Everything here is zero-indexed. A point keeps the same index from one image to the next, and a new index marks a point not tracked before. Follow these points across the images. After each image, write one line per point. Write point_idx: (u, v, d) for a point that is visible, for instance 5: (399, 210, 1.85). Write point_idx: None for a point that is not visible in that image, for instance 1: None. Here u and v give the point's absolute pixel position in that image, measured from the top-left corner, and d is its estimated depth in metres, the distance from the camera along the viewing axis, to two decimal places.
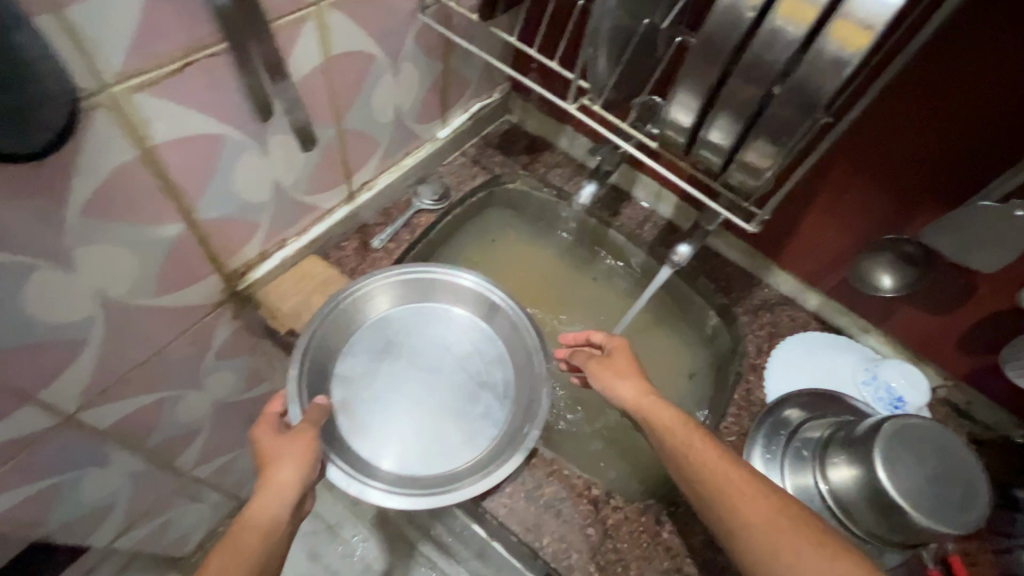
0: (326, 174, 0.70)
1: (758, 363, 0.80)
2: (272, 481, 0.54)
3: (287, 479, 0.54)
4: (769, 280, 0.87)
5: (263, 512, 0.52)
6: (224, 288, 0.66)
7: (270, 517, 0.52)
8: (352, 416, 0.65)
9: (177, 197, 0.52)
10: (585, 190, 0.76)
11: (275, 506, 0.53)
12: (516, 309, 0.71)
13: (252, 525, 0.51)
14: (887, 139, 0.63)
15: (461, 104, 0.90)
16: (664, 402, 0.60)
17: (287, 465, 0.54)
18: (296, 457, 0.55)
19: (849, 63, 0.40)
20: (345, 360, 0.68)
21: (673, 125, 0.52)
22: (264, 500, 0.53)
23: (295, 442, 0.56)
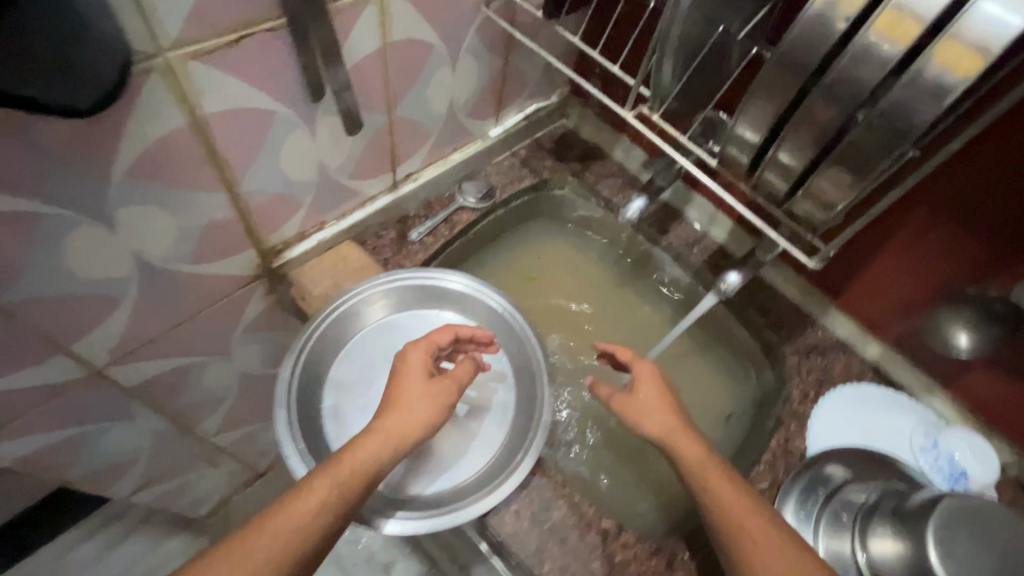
0: (372, 160, 0.69)
1: (801, 411, 0.74)
2: (389, 430, 0.54)
3: (405, 435, 0.54)
4: (825, 321, 0.81)
5: (372, 457, 0.52)
6: (259, 264, 0.66)
7: (372, 465, 0.51)
8: (339, 426, 0.63)
9: (223, 168, 0.52)
10: (633, 204, 0.72)
11: (384, 454, 0.52)
12: (518, 320, 0.69)
13: (359, 465, 0.50)
14: (983, 183, 0.57)
15: (517, 104, 0.88)
16: (694, 438, 0.56)
17: (416, 420, 0.55)
18: (434, 405, 0.56)
19: (952, 91, 0.35)
20: (340, 365, 0.66)
21: (739, 141, 0.48)
22: (375, 445, 0.52)
23: (432, 403, 0.57)
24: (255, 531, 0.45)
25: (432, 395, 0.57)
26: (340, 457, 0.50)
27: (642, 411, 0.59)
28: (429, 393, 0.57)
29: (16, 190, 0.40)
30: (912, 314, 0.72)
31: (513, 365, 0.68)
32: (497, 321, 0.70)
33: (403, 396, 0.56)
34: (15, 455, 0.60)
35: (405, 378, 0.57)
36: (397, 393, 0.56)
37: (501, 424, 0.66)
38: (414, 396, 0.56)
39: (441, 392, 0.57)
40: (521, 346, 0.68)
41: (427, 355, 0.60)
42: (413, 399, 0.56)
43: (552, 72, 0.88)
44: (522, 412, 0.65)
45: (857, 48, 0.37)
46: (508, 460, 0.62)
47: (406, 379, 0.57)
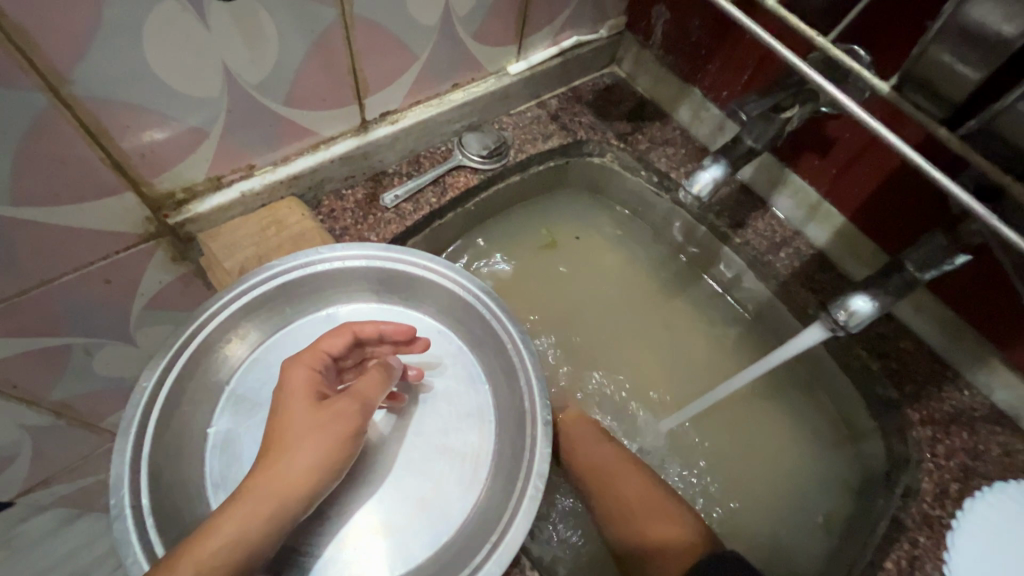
0: (322, 83, 0.48)
1: (935, 517, 0.48)
2: (262, 493, 0.35)
3: (287, 491, 0.36)
4: (977, 379, 0.54)
5: (232, 542, 0.34)
6: (150, 219, 0.47)
7: (230, 548, 0.34)
8: (225, 469, 0.42)
9: (24, 49, 0.32)
10: (704, 173, 0.47)
11: (254, 530, 0.34)
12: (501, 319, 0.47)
13: (205, 562, 0.33)
14: None
15: (550, 32, 0.64)
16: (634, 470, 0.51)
17: (301, 473, 0.36)
18: (327, 449, 0.37)
19: None
20: (244, 374, 0.45)
21: (967, 40, 0.28)
22: (234, 523, 0.34)
23: (326, 444, 0.37)
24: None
25: (324, 431, 0.37)
26: (180, 555, 0.33)
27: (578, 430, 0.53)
28: (320, 426, 0.37)
29: None
30: None
31: (499, 400, 0.47)
32: (481, 334, 0.48)
33: (281, 435, 0.37)
34: None
35: (285, 410, 0.38)
36: (278, 434, 0.37)
37: (472, 486, 0.44)
38: (296, 435, 0.37)
39: (341, 421, 0.38)
40: (511, 375, 0.46)
41: (316, 369, 0.40)
42: (294, 440, 0.37)
43: None
44: (500, 475, 0.43)
45: None
46: (470, 548, 0.40)
47: (286, 411, 0.38)
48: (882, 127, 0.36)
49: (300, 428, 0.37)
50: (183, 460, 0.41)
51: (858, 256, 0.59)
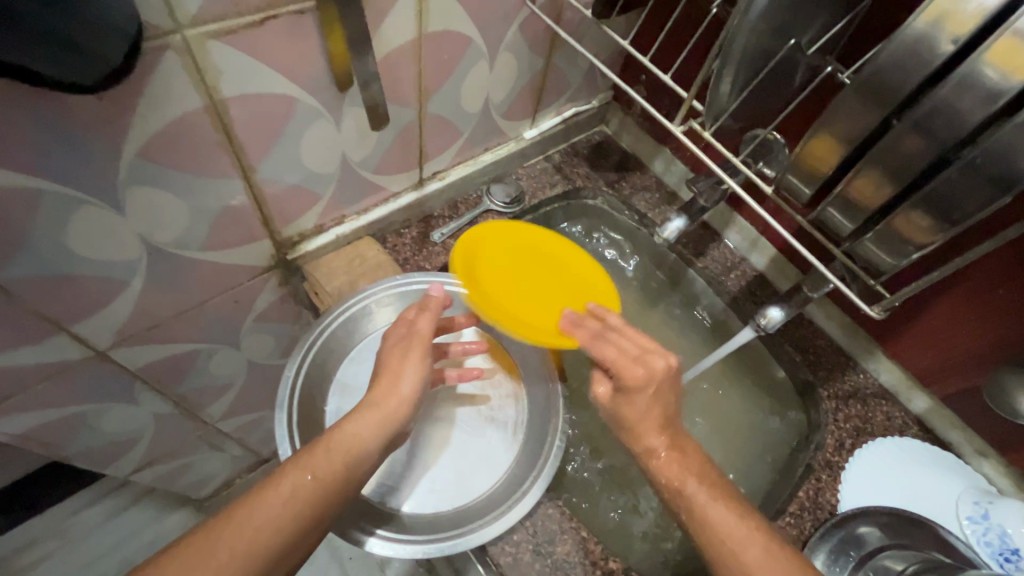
0: (399, 157, 0.66)
1: (835, 461, 0.68)
2: (373, 403, 0.53)
3: (394, 406, 0.54)
4: (868, 366, 0.74)
5: (353, 433, 0.50)
6: (274, 255, 0.64)
7: (352, 443, 0.50)
8: None
9: (237, 154, 0.49)
10: (672, 223, 0.67)
11: (366, 428, 0.51)
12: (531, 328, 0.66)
13: (335, 445, 0.49)
14: None
15: (555, 106, 0.83)
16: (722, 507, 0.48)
17: (398, 389, 0.54)
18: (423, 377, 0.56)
19: (1007, 95, 0.32)
20: (347, 368, 0.62)
21: (802, 169, 0.45)
22: (359, 422, 0.51)
23: (413, 368, 0.56)
24: (233, 527, 0.42)
25: (412, 361, 0.56)
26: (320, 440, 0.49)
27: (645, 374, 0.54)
28: (409, 357, 0.56)
29: (21, 164, 0.38)
30: (971, 372, 0.65)
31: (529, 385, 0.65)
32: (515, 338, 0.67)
33: (384, 367, 0.56)
34: (12, 430, 0.58)
35: (393, 350, 0.57)
36: (387, 367, 0.56)
37: (513, 443, 0.62)
38: (394, 365, 0.55)
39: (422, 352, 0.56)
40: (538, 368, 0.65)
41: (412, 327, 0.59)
42: (400, 372, 0.55)
43: (595, 75, 0.83)
44: (533, 435, 0.62)
45: (959, 74, 0.33)
46: (516, 484, 0.59)
47: (387, 352, 0.57)
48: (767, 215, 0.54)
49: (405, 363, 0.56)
50: (313, 426, 0.58)
51: (786, 277, 0.79)
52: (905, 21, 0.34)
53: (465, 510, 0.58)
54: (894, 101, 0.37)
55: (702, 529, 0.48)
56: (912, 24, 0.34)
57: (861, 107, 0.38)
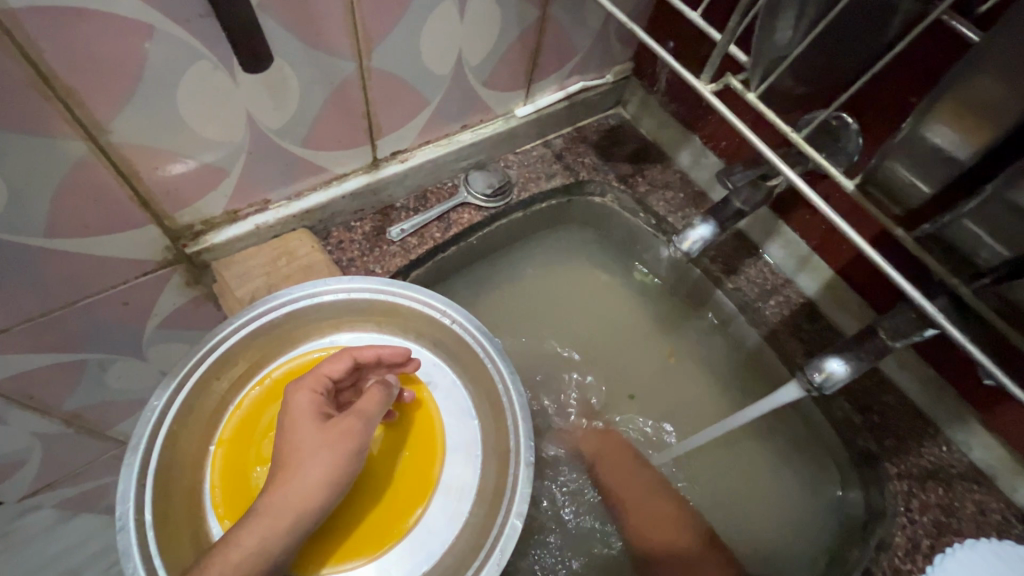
0: (338, 127, 0.51)
1: (905, 570, 0.49)
2: (275, 505, 0.39)
3: (303, 504, 0.39)
4: (955, 436, 0.55)
5: (257, 544, 0.37)
6: (169, 248, 0.49)
7: (249, 566, 0.37)
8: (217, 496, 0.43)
9: (71, 103, 0.35)
10: (695, 231, 0.50)
11: (273, 538, 0.38)
12: (489, 347, 0.50)
13: (230, 569, 0.36)
14: None
15: (557, 78, 0.66)
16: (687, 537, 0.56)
17: (308, 488, 0.39)
18: (339, 461, 0.41)
19: None
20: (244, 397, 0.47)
21: (921, 157, 0.29)
22: (255, 533, 0.38)
23: (332, 460, 0.41)
24: None
25: (332, 446, 0.41)
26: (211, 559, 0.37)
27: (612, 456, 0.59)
28: (326, 444, 0.41)
29: None
30: None
31: (488, 438, 0.49)
32: (478, 372, 0.51)
33: (290, 451, 0.41)
34: None
35: (294, 427, 0.42)
36: (287, 450, 0.41)
37: (456, 518, 0.45)
38: (305, 453, 0.40)
39: (343, 438, 0.41)
40: (499, 413, 0.49)
41: (317, 392, 0.44)
42: (306, 455, 0.40)
43: (610, 39, 0.66)
44: (482, 507, 0.46)
45: None
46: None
47: (295, 431, 0.41)
48: (841, 222, 0.37)
49: (311, 444, 0.41)
50: (188, 482, 0.43)
51: (845, 309, 0.60)
52: None
53: None
54: None
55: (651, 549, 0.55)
56: None
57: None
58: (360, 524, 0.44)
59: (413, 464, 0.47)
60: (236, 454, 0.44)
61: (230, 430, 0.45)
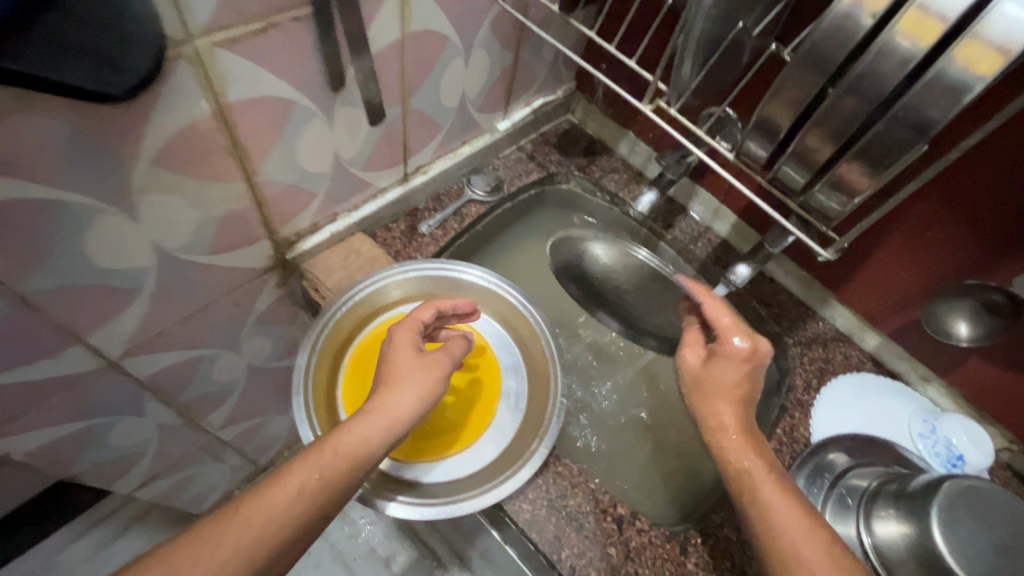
0: (385, 153, 0.69)
1: (805, 400, 0.76)
2: (383, 405, 0.52)
3: (401, 408, 0.53)
4: (825, 313, 0.83)
5: (364, 436, 0.50)
6: (273, 256, 0.66)
7: (357, 447, 0.49)
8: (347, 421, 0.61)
9: (241, 157, 0.52)
10: (645, 197, 0.74)
11: (375, 430, 0.51)
12: (524, 302, 0.70)
13: (344, 447, 0.49)
14: (982, 194, 0.59)
15: (525, 97, 0.88)
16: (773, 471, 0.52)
17: (407, 399, 0.53)
18: (428, 379, 0.55)
19: (916, 58, 0.39)
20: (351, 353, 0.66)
21: (762, 135, 0.52)
22: (364, 423, 0.50)
23: (423, 379, 0.55)
24: (245, 518, 0.44)
25: (423, 369, 0.56)
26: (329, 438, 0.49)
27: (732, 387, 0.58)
28: (421, 366, 0.56)
29: (41, 174, 0.39)
30: (909, 308, 0.74)
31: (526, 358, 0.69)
32: (511, 316, 0.71)
33: (395, 373, 0.55)
34: (26, 448, 0.59)
35: (396, 355, 0.57)
36: (392, 369, 0.55)
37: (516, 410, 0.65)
38: (405, 371, 0.55)
39: (433, 364, 0.56)
40: (535, 338, 0.70)
41: (413, 332, 0.59)
42: (405, 373, 0.55)
43: (559, 66, 0.88)
44: (534, 400, 0.67)
45: (881, 44, 0.40)
46: (525, 447, 0.64)
47: (396, 357, 0.56)
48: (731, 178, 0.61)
49: (411, 365, 0.55)
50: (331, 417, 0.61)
51: (747, 240, 0.86)
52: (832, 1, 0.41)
53: (480, 474, 0.62)
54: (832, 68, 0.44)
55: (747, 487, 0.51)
56: (840, 3, 0.40)
57: (801, 76, 0.45)
58: (450, 425, 0.64)
59: (481, 382, 0.67)
60: (356, 393, 0.63)
61: (348, 376, 0.63)
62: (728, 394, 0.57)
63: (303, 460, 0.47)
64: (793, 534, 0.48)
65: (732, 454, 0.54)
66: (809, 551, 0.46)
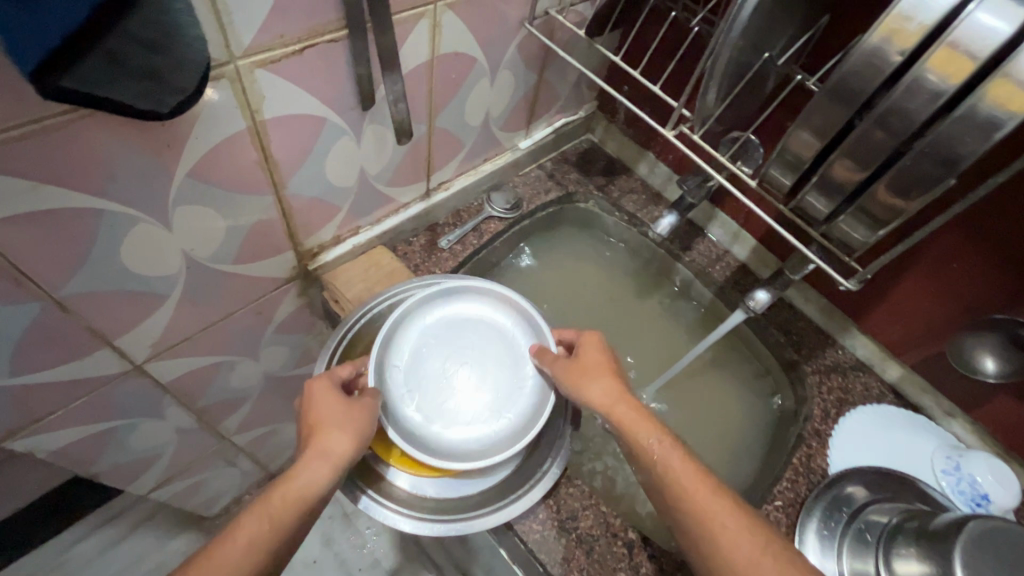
0: (409, 169, 0.71)
1: (823, 430, 0.74)
2: (322, 451, 0.52)
3: (339, 450, 0.52)
4: (845, 342, 0.81)
5: (307, 481, 0.50)
6: (296, 266, 0.67)
7: (302, 492, 0.50)
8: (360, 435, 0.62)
9: (272, 171, 0.53)
10: (664, 220, 0.74)
11: (320, 476, 0.51)
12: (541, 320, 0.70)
13: (290, 495, 0.49)
14: (1014, 229, 0.58)
15: (547, 116, 0.89)
16: (675, 450, 0.52)
17: (341, 436, 0.53)
18: (355, 422, 0.54)
19: (946, 95, 0.39)
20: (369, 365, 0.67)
21: (785, 165, 0.52)
22: (306, 470, 0.51)
23: (351, 420, 0.54)
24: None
25: (349, 411, 0.55)
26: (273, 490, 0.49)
27: (587, 369, 0.59)
28: (347, 410, 0.55)
29: (85, 185, 0.41)
30: (933, 341, 0.72)
31: None
32: None
33: (321, 416, 0.54)
34: (49, 448, 0.60)
35: (321, 405, 0.55)
36: (320, 418, 0.54)
37: None
38: (333, 417, 0.54)
39: (357, 407, 0.55)
40: None
41: (332, 380, 0.57)
42: (333, 419, 0.54)
43: (581, 87, 0.90)
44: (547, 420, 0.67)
45: (910, 79, 0.40)
46: (536, 465, 0.64)
47: (322, 404, 0.55)
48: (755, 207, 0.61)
49: (335, 411, 0.55)
50: None
51: (766, 265, 0.86)
52: (861, 36, 0.41)
53: (491, 491, 0.62)
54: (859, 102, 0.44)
55: (649, 468, 0.52)
56: (869, 39, 0.41)
57: (827, 107, 0.45)
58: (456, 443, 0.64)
59: None
60: None
61: None
62: (603, 370, 0.59)
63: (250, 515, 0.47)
64: (706, 512, 0.48)
65: (637, 431, 0.54)
66: (729, 538, 0.47)
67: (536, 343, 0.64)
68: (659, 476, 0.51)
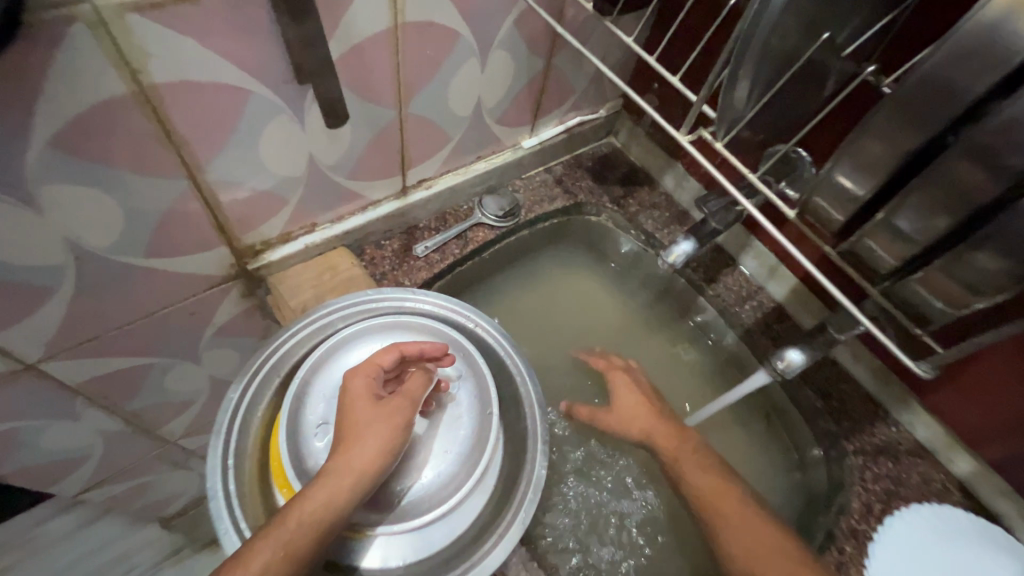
0: (377, 161, 0.60)
1: (861, 530, 0.59)
2: (346, 466, 0.46)
3: (368, 465, 0.46)
4: (901, 418, 0.65)
5: (325, 500, 0.45)
6: (233, 265, 0.58)
7: (320, 515, 0.44)
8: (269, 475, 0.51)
9: (182, 152, 0.44)
10: (679, 246, 0.60)
11: (342, 495, 0.45)
12: (511, 353, 0.60)
13: (308, 516, 0.44)
14: None
15: (559, 113, 0.76)
16: (700, 468, 0.59)
17: (367, 456, 0.47)
18: (391, 430, 0.48)
19: None
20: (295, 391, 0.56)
21: (838, 194, 0.38)
22: (327, 489, 0.45)
23: (388, 427, 0.49)
24: None
25: (383, 419, 0.49)
26: (285, 515, 0.44)
27: (631, 405, 0.65)
28: (381, 415, 0.49)
29: None
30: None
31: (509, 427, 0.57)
32: (497, 368, 0.60)
33: (353, 425, 0.48)
34: None
35: (352, 408, 0.49)
36: (352, 423, 0.49)
37: (476, 492, 0.52)
38: (367, 422, 0.48)
39: (394, 413, 0.49)
40: (518, 401, 0.58)
41: (371, 377, 0.51)
42: (367, 425, 0.48)
43: (603, 81, 0.76)
44: (505, 479, 0.55)
45: None
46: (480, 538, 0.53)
47: (354, 407, 0.49)
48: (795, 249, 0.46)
49: (372, 418, 0.49)
50: (256, 463, 0.52)
51: (808, 310, 0.70)
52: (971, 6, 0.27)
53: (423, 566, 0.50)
54: (957, 107, 0.30)
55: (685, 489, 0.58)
56: (983, 10, 0.27)
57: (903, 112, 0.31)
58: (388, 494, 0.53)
59: None
60: None
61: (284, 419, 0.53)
62: (639, 405, 0.65)
63: (266, 536, 0.43)
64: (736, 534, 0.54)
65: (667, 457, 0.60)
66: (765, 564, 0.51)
67: (482, 411, 0.54)
68: (690, 498, 0.57)
